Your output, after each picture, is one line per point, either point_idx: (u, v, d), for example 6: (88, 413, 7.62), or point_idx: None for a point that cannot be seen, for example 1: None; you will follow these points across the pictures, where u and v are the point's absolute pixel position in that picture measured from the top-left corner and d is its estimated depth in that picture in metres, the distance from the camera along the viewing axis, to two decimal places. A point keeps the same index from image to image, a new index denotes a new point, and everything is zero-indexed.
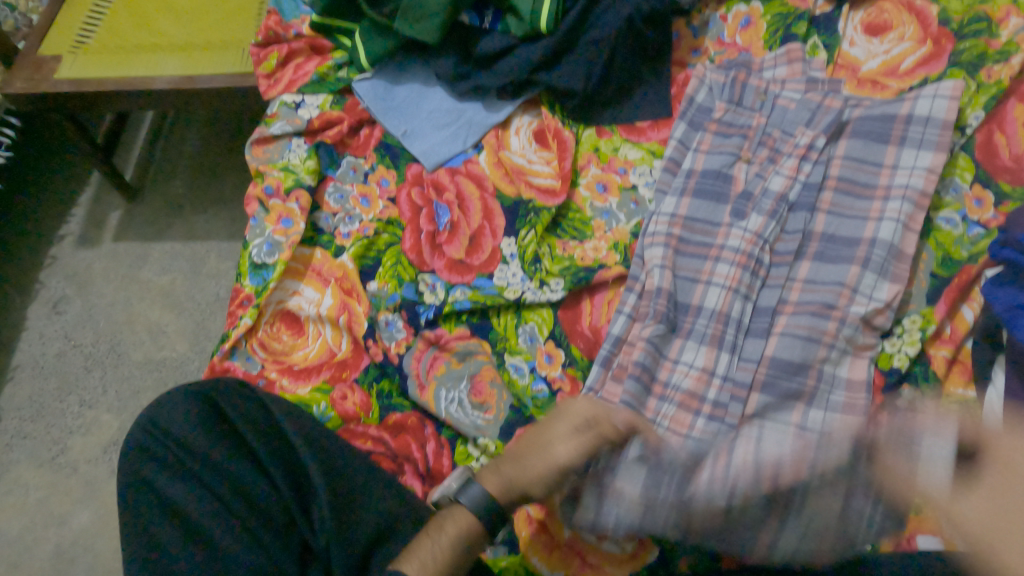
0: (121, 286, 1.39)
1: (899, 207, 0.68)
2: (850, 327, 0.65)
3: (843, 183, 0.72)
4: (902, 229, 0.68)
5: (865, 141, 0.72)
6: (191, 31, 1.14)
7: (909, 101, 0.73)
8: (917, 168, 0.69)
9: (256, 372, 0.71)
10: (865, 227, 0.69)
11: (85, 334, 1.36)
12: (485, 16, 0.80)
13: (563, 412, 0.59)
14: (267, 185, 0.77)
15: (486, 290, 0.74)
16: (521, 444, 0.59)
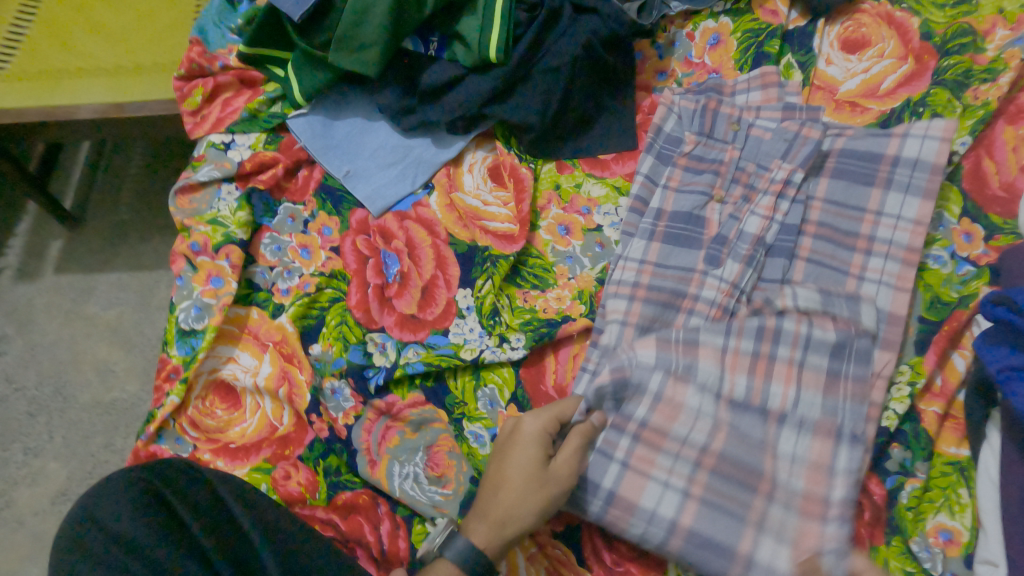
0: (55, 319, 1.32)
1: (881, 268, 0.64)
2: None
3: (823, 230, 0.67)
4: (889, 289, 0.63)
5: (847, 182, 0.68)
6: (121, 53, 1.06)
7: (897, 138, 0.68)
8: (903, 220, 0.65)
9: (187, 454, 0.64)
10: (846, 284, 0.65)
11: (24, 373, 1.28)
12: (430, 42, 0.73)
13: (514, 436, 0.58)
14: (193, 242, 0.69)
15: (440, 349, 0.68)
16: (487, 479, 0.58)
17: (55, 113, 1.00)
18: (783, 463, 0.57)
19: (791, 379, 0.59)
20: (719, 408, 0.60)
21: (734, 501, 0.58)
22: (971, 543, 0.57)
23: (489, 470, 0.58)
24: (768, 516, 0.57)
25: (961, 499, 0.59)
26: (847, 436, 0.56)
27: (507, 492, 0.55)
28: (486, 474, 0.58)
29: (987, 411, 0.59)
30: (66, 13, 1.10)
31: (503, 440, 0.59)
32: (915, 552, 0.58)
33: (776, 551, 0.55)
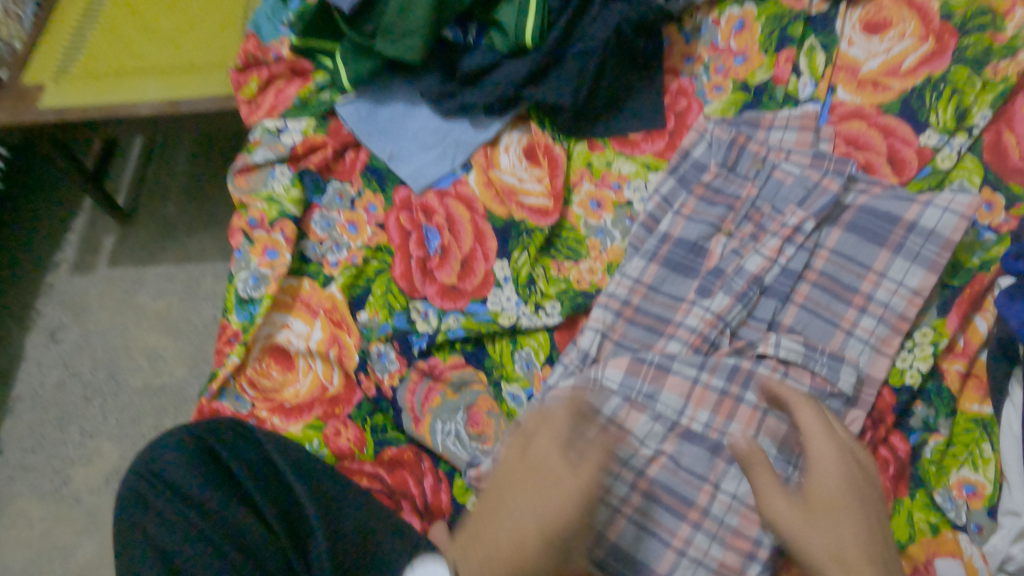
0: (108, 309, 1.39)
1: (906, 269, 0.65)
2: (859, 342, 0.64)
3: (824, 279, 0.67)
4: (873, 350, 0.63)
5: (858, 238, 0.67)
6: (175, 54, 1.13)
7: (918, 204, 0.66)
8: (933, 239, 0.64)
9: (246, 412, 0.69)
10: (866, 278, 0.65)
11: (79, 359, 1.35)
12: (469, 32, 0.78)
13: (530, 472, 0.52)
14: (250, 217, 0.74)
15: (479, 315, 0.72)
16: (492, 519, 0.51)
17: (114, 109, 1.07)
18: (720, 498, 0.60)
19: (752, 424, 0.61)
20: (670, 435, 0.63)
21: (663, 528, 0.60)
22: (994, 494, 0.59)
23: (495, 509, 0.51)
24: (699, 529, 0.60)
25: (985, 454, 0.61)
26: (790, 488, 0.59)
27: (534, 543, 0.48)
28: (489, 510, 0.52)
29: (1010, 368, 0.60)
30: (123, 19, 1.17)
31: (514, 473, 0.53)
32: (939, 503, 0.61)
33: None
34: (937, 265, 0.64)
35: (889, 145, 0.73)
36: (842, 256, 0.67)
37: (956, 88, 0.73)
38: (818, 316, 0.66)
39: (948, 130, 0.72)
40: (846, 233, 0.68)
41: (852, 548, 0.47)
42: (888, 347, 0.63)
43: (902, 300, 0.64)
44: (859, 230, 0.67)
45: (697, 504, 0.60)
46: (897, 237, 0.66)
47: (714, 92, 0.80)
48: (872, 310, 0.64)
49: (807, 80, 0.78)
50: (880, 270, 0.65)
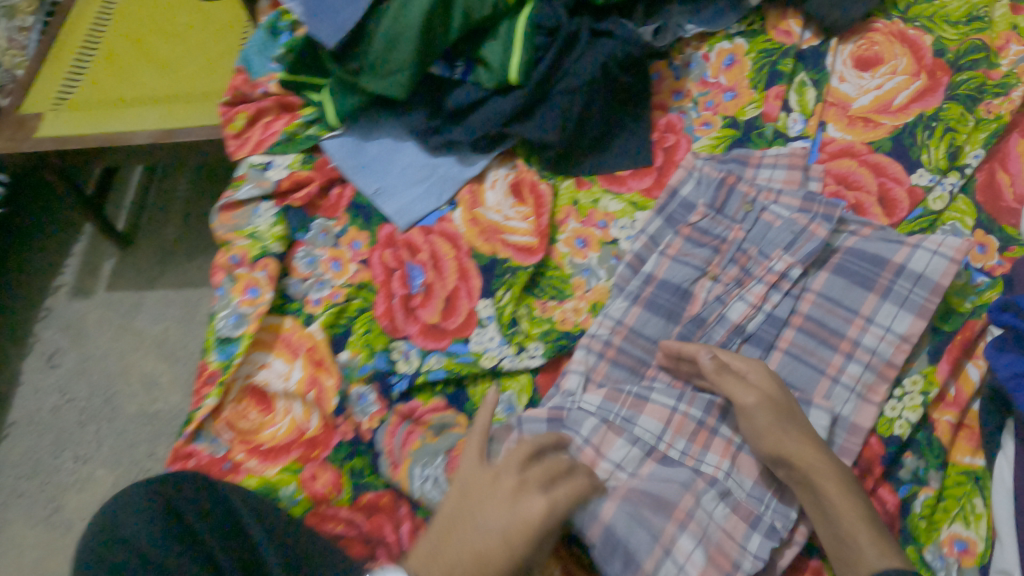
0: (105, 334, 1.40)
1: (895, 313, 0.63)
2: (845, 389, 0.62)
3: (809, 324, 0.65)
4: (858, 399, 0.62)
5: (847, 282, 0.65)
6: (170, 82, 1.13)
7: (908, 247, 0.65)
8: (922, 283, 0.63)
9: (222, 454, 0.68)
10: (853, 323, 0.64)
11: (75, 384, 1.35)
12: (456, 67, 0.77)
13: (521, 501, 0.52)
14: (232, 255, 0.74)
15: (461, 356, 0.71)
16: (467, 510, 0.52)
17: (113, 139, 1.06)
18: (701, 509, 0.59)
19: (726, 454, 0.62)
20: (646, 459, 0.63)
21: (649, 521, 0.58)
22: (986, 553, 0.57)
23: (475, 513, 0.52)
24: (685, 529, 0.58)
25: (976, 509, 0.59)
26: (764, 523, 0.58)
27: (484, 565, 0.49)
28: (466, 511, 0.52)
29: (1001, 420, 0.59)
30: (122, 46, 1.18)
31: (486, 489, 0.53)
32: (929, 562, 0.58)
33: None
34: (926, 311, 0.62)
35: (881, 183, 0.72)
36: (830, 299, 0.65)
37: (949, 126, 0.72)
38: (802, 361, 0.64)
39: (940, 169, 0.71)
40: (834, 276, 0.66)
41: (807, 447, 0.55)
42: (874, 395, 0.61)
43: (889, 347, 0.62)
44: (846, 273, 0.66)
45: (681, 505, 0.59)
46: (885, 281, 0.64)
47: (703, 128, 0.79)
48: (858, 356, 0.63)
49: (796, 118, 0.77)
50: (866, 315, 0.64)
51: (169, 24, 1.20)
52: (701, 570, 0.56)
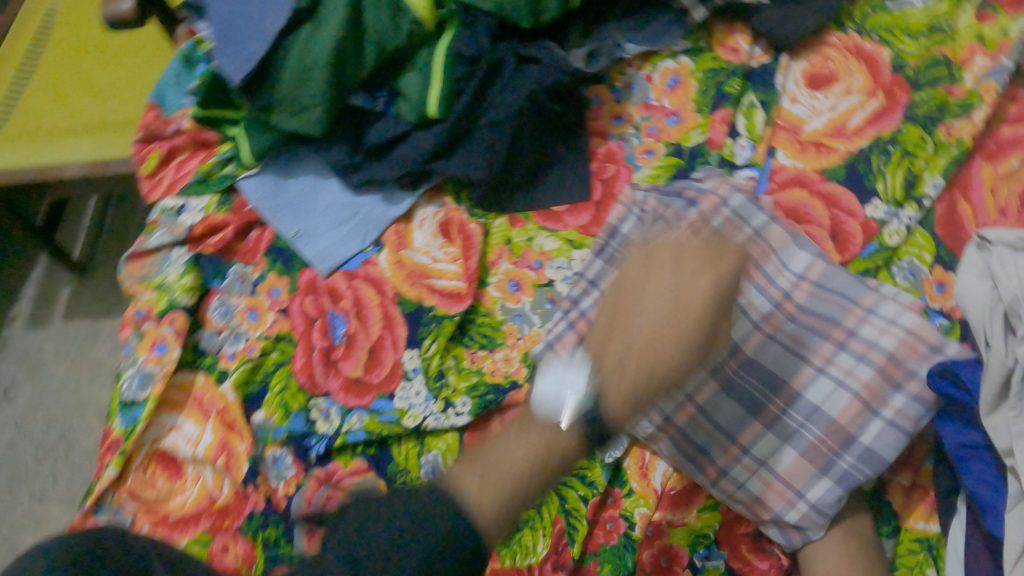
0: (61, 366, 1.36)
1: (849, 368, 0.57)
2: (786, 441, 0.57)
3: (757, 364, 0.59)
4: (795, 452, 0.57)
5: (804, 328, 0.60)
6: (103, 103, 1.05)
7: (874, 291, 0.60)
8: (877, 347, 0.57)
9: (125, 528, 0.64)
10: (801, 372, 0.58)
11: (30, 419, 1.31)
12: (378, 97, 0.71)
13: (628, 334, 0.47)
14: (138, 309, 0.69)
15: (384, 415, 0.66)
16: (622, 325, 0.48)
17: (40, 171, 0.99)
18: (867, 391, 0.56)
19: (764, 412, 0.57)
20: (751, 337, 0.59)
21: (812, 333, 0.59)
22: None
23: (634, 310, 0.47)
24: (845, 347, 0.58)
25: None
26: (839, 468, 0.55)
27: (665, 343, 0.45)
28: (619, 319, 0.48)
29: (956, 485, 0.54)
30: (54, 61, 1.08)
31: (623, 328, 0.47)
32: None
33: (830, 393, 0.57)
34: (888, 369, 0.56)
35: (833, 216, 0.66)
36: (779, 340, 0.59)
37: (906, 150, 0.66)
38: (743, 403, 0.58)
39: (896, 200, 0.65)
40: (791, 321, 0.60)
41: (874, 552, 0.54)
42: (815, 454, 0.56)
43: (838, 403, 0.56)
44: (808, 316, 0.60)
45: (844, 322, 0.59)
46: (840, 335, 0.59)
47: (644, 157, 0.73)
48: (798, 409, 0.57)
49: (744, 143, 0.71)
50: (821, 362, 0.58)
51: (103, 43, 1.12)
52: (868, 382, 0.56)
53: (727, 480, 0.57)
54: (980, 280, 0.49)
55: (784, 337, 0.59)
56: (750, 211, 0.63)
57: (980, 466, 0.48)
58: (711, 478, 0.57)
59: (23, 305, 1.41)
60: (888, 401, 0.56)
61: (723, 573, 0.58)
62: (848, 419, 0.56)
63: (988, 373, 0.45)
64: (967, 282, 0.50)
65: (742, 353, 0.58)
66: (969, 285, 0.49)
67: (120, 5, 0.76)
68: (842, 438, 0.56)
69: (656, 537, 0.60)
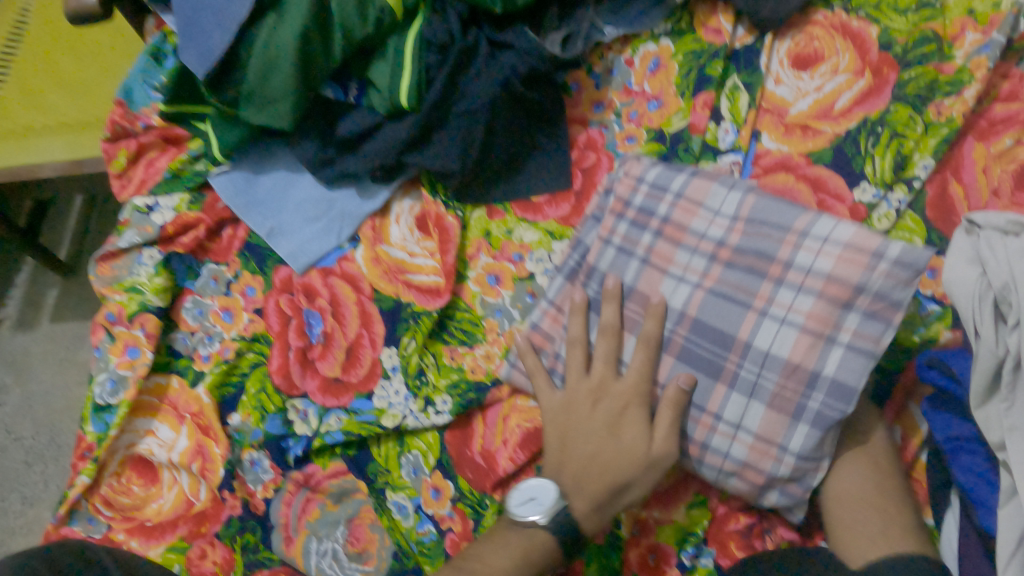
0: (49, 370, 1.34)
1: (791, 302, 0.52)
2: (746, 396, 0.53)
3: (702, 326, 0.55)
4: (759, 404, 0.53)
5: (741, 271, 0.55)
6: (80, 103, 1.03)
7: (808, 214, 0.54)
8: (814, 273, 0.52)
9: (100, 536, 0.62)
10: (744, 320, 0.54)
11: (20, 423, 1.30)
12: (349, 88, 0.69)
13: (578, 451, 0.56)
14: (108, 312, 0.68)
15: (363, 415, 0.64)
16: (571, 438, 0.57)
17: (15, 173, 0.97)
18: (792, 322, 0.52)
19: (720, 373, 0.55)
20: (693, 299, 0.56)
21: (742, 285, 0.55)
22: None
23: (586, 440, 0.56)
24: (783, 282, 0.53)
25: None
26: (810, 411, 0.51)
27: (614, 447, 0.55)
28: (563, 433, 0.58)
29: (948, 476, 0.52)
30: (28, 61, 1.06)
31: (576, 407, 0.58)
32: None
33: (777, 334, 0.52)
34: (829, 293, 0.51)
35: (820, 201, 0.64)
36: (718, 293, 0.55)
37: (895, 131, 0.64)
38: (697, 368, 0.55)
39: (885, 182, 0.63)
40: (728, 266, 0.56)
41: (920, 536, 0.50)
42: (781, 402, 0.52)
43: (787, 343, 0.52)
44: (743, 257, 0.55)
45: (779, 256, 0.53)
46: (777, 270, 0.53)
47: (626, 143, 0.71)
48: (751, 359, 0.53)
49: (728, 127, 0.69)
50: (762, 304, 0.53)
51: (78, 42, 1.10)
52: (811, 314, 0.51)
53: (713, 453, 0.55)
54: (969, 265, 0.46)
55: (719, 291, 0.55)
56: (668, 177, 0.62)
57: (972, 459, 0.46)
58: (696, 456, 0.56)
59: (9, 309, 1.39)
60: (842, 325, 0.51)
61: (713, 571, 0.56)
62: (806, 355, 0.51)
63: (978, 363, 0.43)
64: (955, 268, 0.46)
65: (686, 318, 0.56)
66: (957, 271, 0.46)
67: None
68: (807, 377, 0.52)
69: (643, 535, 0.58)
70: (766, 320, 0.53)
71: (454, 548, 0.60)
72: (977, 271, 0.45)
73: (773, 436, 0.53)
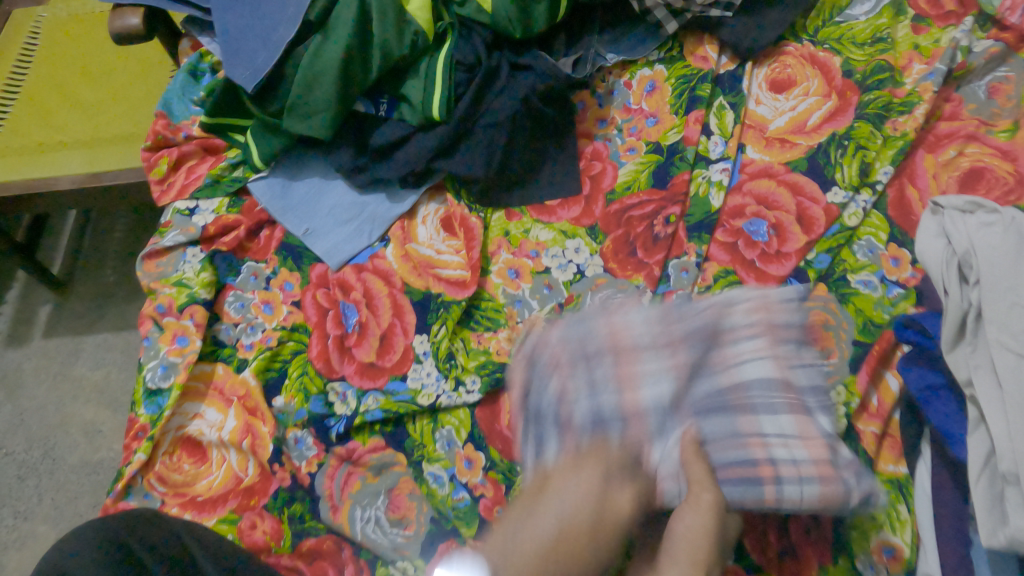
0: (38, 385, 1.34)
1: (760, 318, 0.62)
2: (780, 400, 0.58)
3: (691, 345, 0.61)
4: (805, 412, 0.58)
5: (709, 306, 0.65)
6: (99, 122, 1.09)
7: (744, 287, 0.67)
8: (785, 318, 0.64)
9: (156, 509, 0.66)
10: (724, 332, 0.62)
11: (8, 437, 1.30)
12: (380, 103, 0.76)
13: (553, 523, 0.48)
14: (159, 303, 0.73)
15: (399, 395, 0.71)
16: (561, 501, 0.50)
17: (35, 186, 1.01)
18: (756, 337, 0.61)
19: (733, 383, 0.59)
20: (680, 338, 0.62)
21: (708, 320, 0.63)
22: (912, 558, 0.59)
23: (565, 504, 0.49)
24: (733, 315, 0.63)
25: (900, 516, 0.61)
26: (818, 407, 0.59)
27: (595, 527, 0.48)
28: (531, 517, 0.49)
29: (920, 428, 0.60)
30: (42, 85, 1.12)
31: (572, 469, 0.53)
32: (861, 572, 0.60)
33: (757, 347, 0.60)
34: (808, 330, 0.64)
35: (798, 203, 0.74)
36: (705, 325, 0.63)
37: (859, 143, 0.75)
38: (710, 390, 0.59)
39: (853, 186, 0.73)
40: (691, 305, 0.65)
41: None
42: (815, 398, 0.59)
43: (816, 374, 0.60)
44: (706, 309, 0.65)
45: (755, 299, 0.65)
46: (723, 338, 0.61)
47: (627, 154, 0.80)
48: (750, 356, 0.60)
49: (717, 140, 0.79)
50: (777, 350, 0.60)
51: (99, 64, 1.15)
52: (799, 327, 0.63)
53: (783, 467, 0.55)
54: (938, 239, 0.57)
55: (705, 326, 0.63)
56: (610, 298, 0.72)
57: (942, 403, 0.55)
58: (770, 475, 0.55)
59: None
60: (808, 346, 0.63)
61: None
62: (810, 352, 0.61)
63: (948, 314, 0.52)
64: (927, 242, 0.57)
65: (685, 342, 0.62)
66: (927, 245, 0.57)
67: (127, 20, 0.79)
68: (810, 374, 0.60)
69: None
70: (734, 340, 0.61)
71: (487, 512, 0.67)
72: (946, 244, 0.55)
73: (813, 431, 0.57)
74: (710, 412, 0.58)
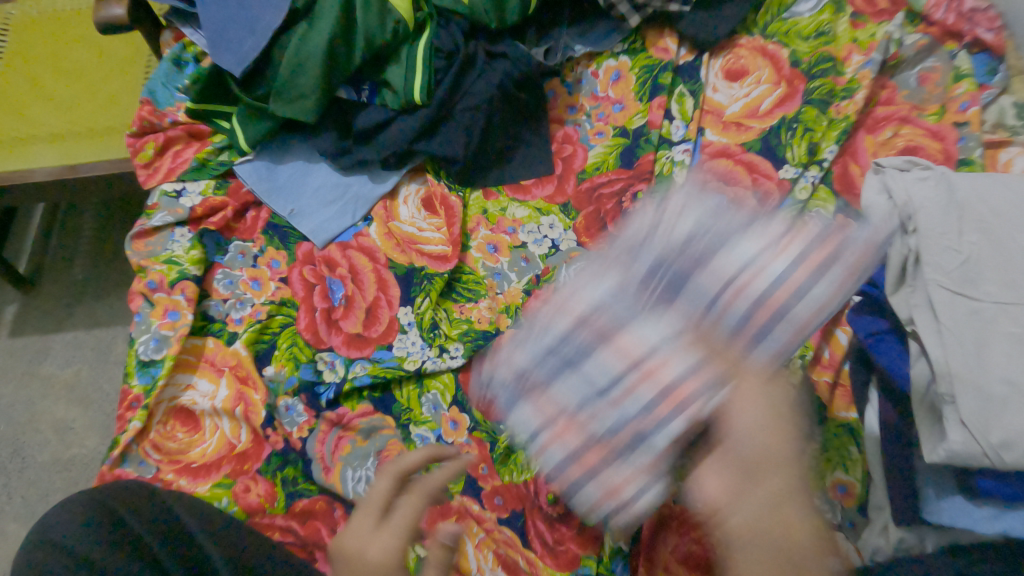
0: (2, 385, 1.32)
1: (667, 219, 0.57)
2: (712, 236, 0.54)
3: (658, 259, 0.54)
4: (786, 235, 0.52)
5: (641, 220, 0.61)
6: (72, 116, 1.08)
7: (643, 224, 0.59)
8: (675, 212, 0.57)
9: (150, 476, 0.69)
10: (651, 232, 0.57)
11: None
12: (362, 90, 0.80)
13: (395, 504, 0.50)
14: (148, 280, 0.75)
15: (386, 362, 0.74)
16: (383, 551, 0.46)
17: (9, 177, 1.01)
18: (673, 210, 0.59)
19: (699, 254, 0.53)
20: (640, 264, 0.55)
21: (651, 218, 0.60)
22: (863, 493, 0.66)
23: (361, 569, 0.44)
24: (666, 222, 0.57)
25: (851, 455, 0.67)
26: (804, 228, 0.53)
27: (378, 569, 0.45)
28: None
29: (868, 376, 0.65)
30: (8, 80, 1.11)
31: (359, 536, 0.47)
32: (818, 505, 0.67)
33: (681, 204, 0.58)
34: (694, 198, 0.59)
35: (754, 179, 0.81)
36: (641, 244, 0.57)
37: (807, 126, 0.82)
38: (671, 270, 0.53)
39: (802, 163, 0.80)
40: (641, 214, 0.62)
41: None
42: (761, 233, 0.53)
43: (691, 213, 0.56)
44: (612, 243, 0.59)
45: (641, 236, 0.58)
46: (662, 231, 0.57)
47: (596, 138, 0.86)
48: (688, 220, 0.56)
49: (678, 124, 0.85)
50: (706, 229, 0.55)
51: (68, 57, 1.14)
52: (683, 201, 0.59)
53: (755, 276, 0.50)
54: (879, 195, 0.63)
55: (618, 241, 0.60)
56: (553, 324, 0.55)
57: (887, 346, 0.61)
58: (749, 283, 0.50)
59: None
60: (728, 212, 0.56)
61: None
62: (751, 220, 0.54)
63: (889, 262, 0.58)
64: (871, 199, 0.63)
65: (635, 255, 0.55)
66: (872, 201, 0.63)
67: (111, 11, 0.81)
68: (810, 229, 0.52)
69: None
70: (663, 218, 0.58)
71: (474, 468, 0.72)
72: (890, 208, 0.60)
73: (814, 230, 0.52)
74: (691, 283, 0.52)
